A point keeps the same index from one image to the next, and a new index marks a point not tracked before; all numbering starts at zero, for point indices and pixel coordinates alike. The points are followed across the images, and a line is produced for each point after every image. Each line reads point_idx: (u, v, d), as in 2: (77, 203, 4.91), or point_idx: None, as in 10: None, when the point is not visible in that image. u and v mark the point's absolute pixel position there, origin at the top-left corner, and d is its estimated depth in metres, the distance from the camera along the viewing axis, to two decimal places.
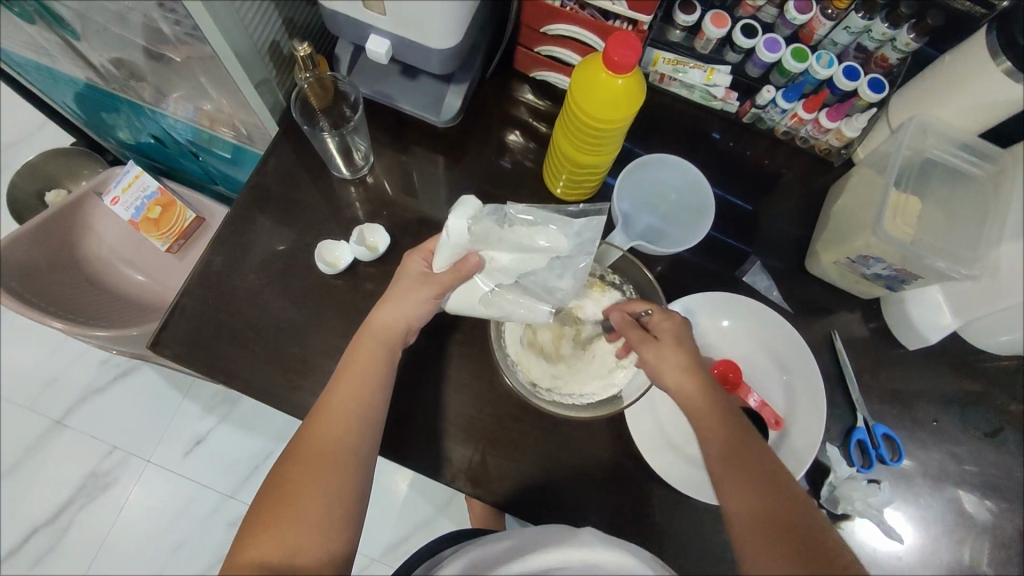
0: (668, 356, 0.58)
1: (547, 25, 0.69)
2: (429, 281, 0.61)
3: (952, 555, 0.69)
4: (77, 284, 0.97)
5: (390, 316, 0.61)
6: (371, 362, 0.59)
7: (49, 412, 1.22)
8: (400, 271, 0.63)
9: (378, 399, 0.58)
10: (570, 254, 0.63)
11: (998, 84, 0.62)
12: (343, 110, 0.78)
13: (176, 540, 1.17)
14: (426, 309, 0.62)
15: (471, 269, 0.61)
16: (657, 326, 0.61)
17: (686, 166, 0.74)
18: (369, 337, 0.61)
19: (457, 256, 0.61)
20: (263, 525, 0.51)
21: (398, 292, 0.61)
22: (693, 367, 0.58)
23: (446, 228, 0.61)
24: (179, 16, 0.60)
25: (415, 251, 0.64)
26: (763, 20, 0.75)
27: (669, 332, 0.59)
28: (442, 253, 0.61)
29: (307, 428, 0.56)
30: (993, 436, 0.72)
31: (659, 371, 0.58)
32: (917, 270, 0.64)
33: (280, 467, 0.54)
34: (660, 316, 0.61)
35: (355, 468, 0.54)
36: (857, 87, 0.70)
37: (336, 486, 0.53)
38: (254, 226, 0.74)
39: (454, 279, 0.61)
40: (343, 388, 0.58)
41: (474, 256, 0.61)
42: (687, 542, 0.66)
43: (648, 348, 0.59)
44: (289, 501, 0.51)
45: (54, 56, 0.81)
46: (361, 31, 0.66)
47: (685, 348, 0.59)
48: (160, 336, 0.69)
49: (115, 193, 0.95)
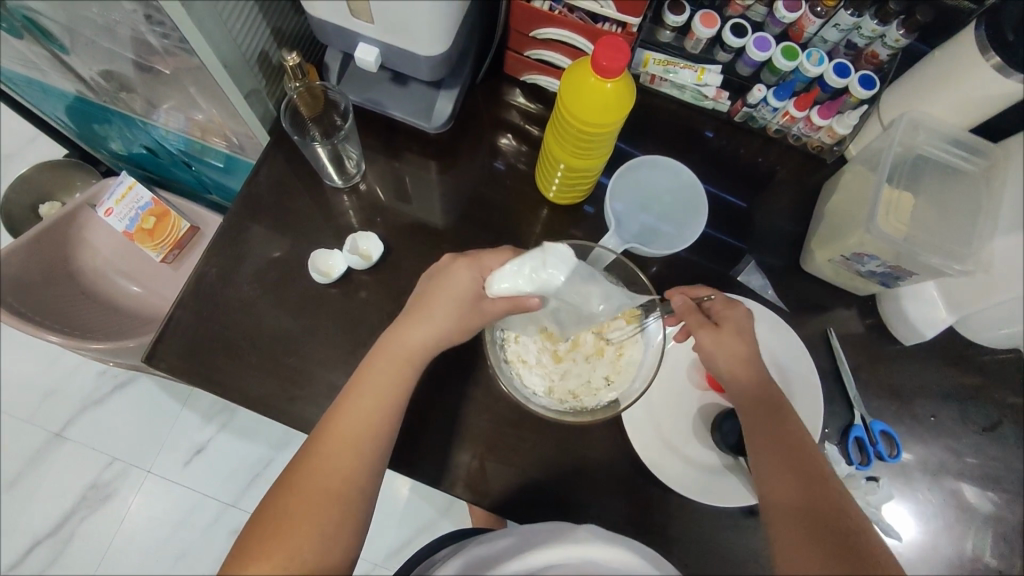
0: (726, 344, 0.61)
1: (536, 30, 0.68)
2: (481, 309, 0.59)
3: (953, 549, 0.69)
4: (72, 297, 0.97)
5: (419, 338, 0.60)
6: (393, 383, 0.58)
7: (49, 425, 1.22)
8: (445, 280, 0.60)
9: (389, 426, 0.57)
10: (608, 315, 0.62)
11: (987, 80, 0.62)
12: (334, 119, 0.77)
13: (178, 549, 1.17)
14: (458, 334, 0.61)
15: (526, 308, 0.58)
16: (719, 313, 0.62)
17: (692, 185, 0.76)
18: (389, 357, 0.60)
19: (524, 293, 0.57)
20: (260, 544, 0.50)
21: (429, 313, 0.60)
22: (748, 359, 0.61)
23: (532, 268, 0.56)
24: (167, 29, 0.60)
25: (470, 261, 0.60)
26: (753, 19, 0.75)
27: (731, 322, 0.61)
28: (512, 288, 0.57)
29: (315, 445, 0.55)
30: (991, 430, 0.72)
31: (714, 356, 0.61)
32: (911, 266, 0.64)
33: (279, 486, 0.54)
34: (721, 303, 0.63)
35: (363, 493, 0.54)
36: (848, 83, 0.70)
37: (341, 511, 0.52)
38: (247, 236, 0.74)
39: (510, 311, 0.58)
40: (362, 408, 0.57)
41: (536, 298, 0.58)
42: (689, 543, 0.66)
43: (707, 334, 0.61)
44: (289, 524, 0.51)
45: (45, 71, 0.81)
46: (350, 40, 0.66)
47: (744, 339, 0.61)
48: (154, 349, 0.69)
49: (108, 203, 0.94)
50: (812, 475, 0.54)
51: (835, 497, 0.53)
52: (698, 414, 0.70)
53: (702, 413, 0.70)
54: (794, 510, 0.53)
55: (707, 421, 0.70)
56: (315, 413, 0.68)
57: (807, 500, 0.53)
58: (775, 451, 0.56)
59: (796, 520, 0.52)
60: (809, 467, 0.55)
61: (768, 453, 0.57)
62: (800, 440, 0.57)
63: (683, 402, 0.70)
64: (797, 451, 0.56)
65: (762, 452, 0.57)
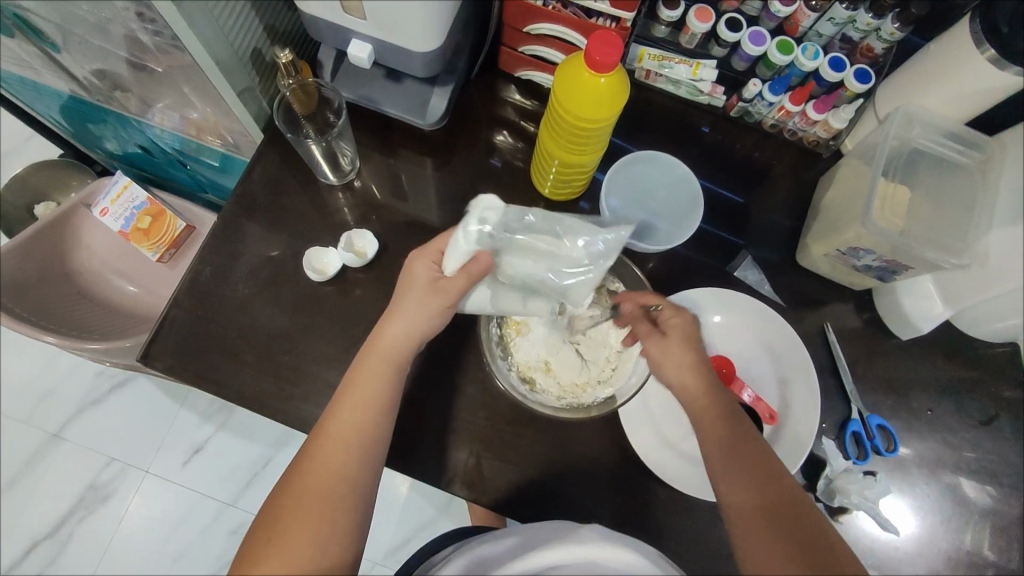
0: (674, 354, 0.60)
1: (530, 25, 0.68)
2: (439, 291, 0.59)
3: (952, 543, 0.69)
4: (69, 297, 0.97)
5: (394, 336, 0.59)
6: (375, 383, 0.58)
7: (47, 425, 1.22)
8: (405, 277, 0.61)
9: (383, 426, 0.57)
10: (586, 263, 0.63)
11: (983, 73, 0.62)
12: (327, 117, 0.77)
13: (178, 549, 1.17)
14: (432, 322, 0.60)
15: (481, 269, 0.59)
16: (666, 321, 0.62)
17: (672, 164, 0.75)
18: (374, 362, 0.59)
19: (467, 258, 0.59)
20: (255, 558, 0.50)
21: (405, 305, 0.60)
22: (698, 366, 0.59)
23: (465, 228, 0.58)
24: (158, 26, 0.59)
25: (421, 253, 0.61)
26: (748, 13, 0.74)
27: (677, 330, 0.61)
28: (454, 255, 0.58)
29: (305, 457, 0.54)
30: (988, 423, 0.72)
31: (662, 365, 0.61)
32: (907, 261, 0.64)
33: (273, 499, 0.53)
34: (670, 311, 0.62)
35: (353, 503, 0.53)
36: (844, 77, 0.70)
37: (333, 522, 0.51)
38: (243, 235, 0.74)
39: (467, 281, 0.59)
40: (346, 415, 0.56)
41: (485, 256, 0.59)
42: (686, 538, 0.66)
43: (655, 344, 0.61)
44: (280, 540, 0.50)
45: (38, 69, 0.80)
46: (342, 36, 0.66)
47: (691, 346, 0.60)
48: (150, 348, 0.68)
49: (104, 203, 0.95)
50: (772, 478, 0.54)
51: (796, 502, 0.53)
52: None
53: None
54: (758, 518, 0.52)
55: None
56: (311, 411, 0.68)
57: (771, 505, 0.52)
58: (733, 456, 0.55)
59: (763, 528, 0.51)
60: (768, 475, 0.54)
61: (724, 458, 0.55)
62: (757, 445, 0.56)
63: (680, 398, 0.70)
64: (756, 455, 0.55)
65: (718, 464, 0.55)
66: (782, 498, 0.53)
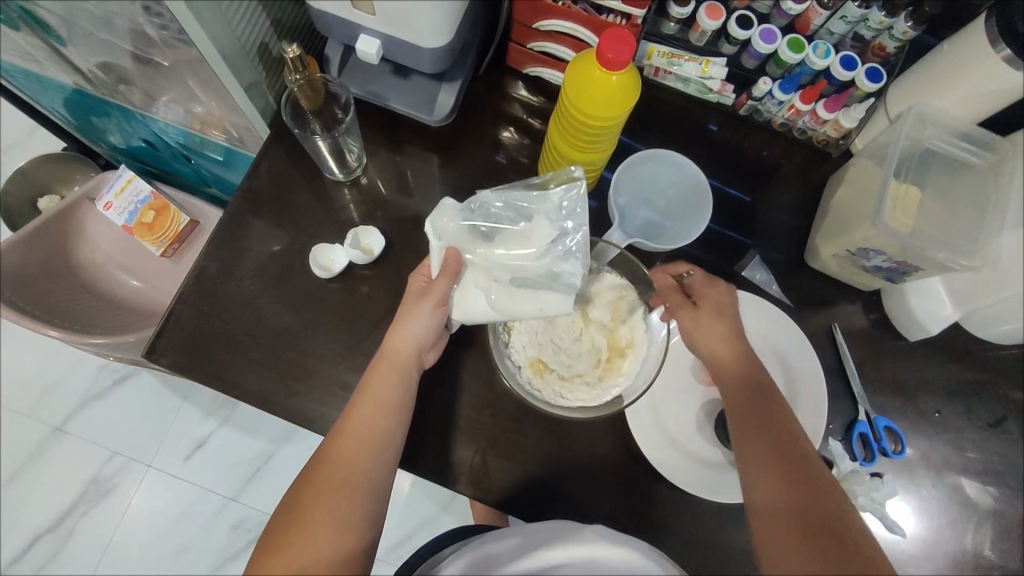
0: (706, 322, 0.61)
1: (539, 21, 0.68)
2: (427, 294, 0.60)
3: (956, 544, 0.69)
4: (71, 291, 0.96)
5: (403, 338, 0.60)
6: (388, 390, 0.58)
7: (48, 419, 1.22)
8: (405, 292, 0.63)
9: (394, 428, 0.57)
10: (564, 232, 0.61)
11: (996, 73, 0.61)
12: (335, 112, 0.76)
13: (180, 543, 1.17)
14: (429, 326, 0.60)
15: (454, 262, 0.59)
16: (699, 292, 0.62)
17: (670, 155, 0.74)
18: (388, 364, 0.59)
19: (440, 255, 0.60)
20: (271, 551, 0.49)
21: (404, 313, 0.61)
22: (730, 335, 0.61)
23: (429, 234, 0.61)
24: (165, 20, 0.59)
25: (416, 270, 0.64)
26: (759, 10, 0.74)
27: (709, 300, 0.61)
28: (432, 258, 0.61)
29: (321, 456, 0.54)
30: (996, 425, 0.72)
31: (696, 335, 0.61)
32: (918, 262, 0.64)
33: (287, 500, 0.53)
34: (700, 280, 0.63)
35: (365, 503, 0.52)
36: (855, 77, 0.69)
37: (347, 522, 0.51)
38: (248, 230, 0.73)
39: (445, 279, 0.59)
40: (361, 414, 0.56)
41: (453, 249, 0.59)
42: (690, 538, 0.66)
43: (685, 313, 0.62)
44: (294, 539, 0.49)
45: (42, 62, 0.80)
46: (350, 31, 0.65)
47: (725, 317, 0.61)
48: (154, 344, 0.68)
49: (107, 198, 0.94)
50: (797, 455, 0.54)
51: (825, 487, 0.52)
52: (702, 410, 0.70)
53: (704, 408, 0.70)
54: (779, 496, 0.52)
55: (710, 416, 0.69)
56: (317, 409, 0.68)
57: (797, 483, 0.52)
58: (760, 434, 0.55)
59: (786, 509, 0.51)
60: (793, 454, 0.54)
61: (754, 433, 0.56)
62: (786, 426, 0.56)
63: (686, 398, 0.70)
64: (787, 439, 0.55)
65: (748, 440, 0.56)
66: (807, 476, 0.52)
